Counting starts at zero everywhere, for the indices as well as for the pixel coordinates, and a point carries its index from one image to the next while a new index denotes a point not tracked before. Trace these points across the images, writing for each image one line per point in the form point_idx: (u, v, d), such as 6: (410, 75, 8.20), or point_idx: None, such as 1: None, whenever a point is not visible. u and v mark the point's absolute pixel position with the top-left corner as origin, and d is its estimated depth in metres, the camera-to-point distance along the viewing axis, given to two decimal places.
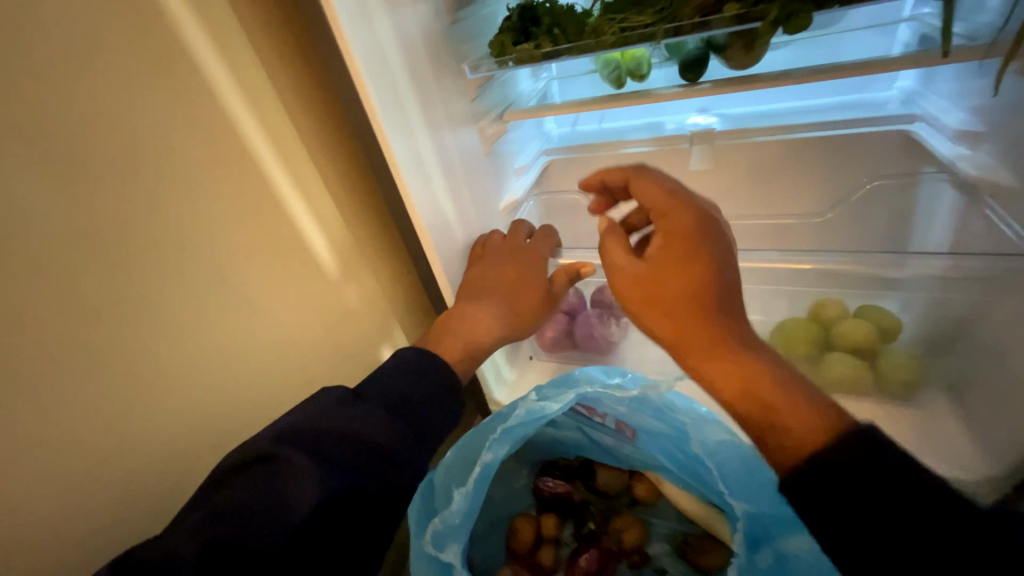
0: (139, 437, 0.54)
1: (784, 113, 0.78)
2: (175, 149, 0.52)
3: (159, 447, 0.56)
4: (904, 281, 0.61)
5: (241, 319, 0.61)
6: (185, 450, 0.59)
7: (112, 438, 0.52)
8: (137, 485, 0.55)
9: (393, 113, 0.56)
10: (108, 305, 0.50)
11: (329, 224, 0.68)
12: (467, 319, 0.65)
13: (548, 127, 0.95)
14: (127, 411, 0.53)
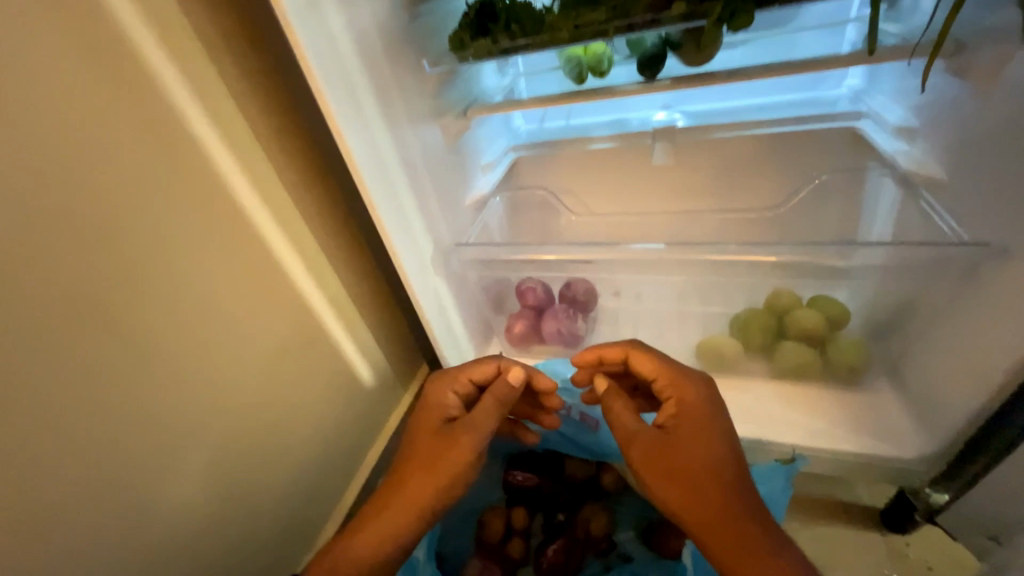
0: (91, 452, 0.51)
1: (744, 110, 0.80)
2: (115, 146, 0.48)
3: (111, 464, 0.53)
4: (849, 268, 0.61)
5: (199, 326, 0.57)
6: (140, 465, 0.55)
7: (61, 454, 0.49)
8: (87, 505, 0.52)
9: (347, 109, 0.56)
10: (51, 310, 0.46)
11: (291, 223, 0.65)
12: (351, 548, 0.55)
13: (517, 123, 0.95)
14: (76, 423, 0.49)
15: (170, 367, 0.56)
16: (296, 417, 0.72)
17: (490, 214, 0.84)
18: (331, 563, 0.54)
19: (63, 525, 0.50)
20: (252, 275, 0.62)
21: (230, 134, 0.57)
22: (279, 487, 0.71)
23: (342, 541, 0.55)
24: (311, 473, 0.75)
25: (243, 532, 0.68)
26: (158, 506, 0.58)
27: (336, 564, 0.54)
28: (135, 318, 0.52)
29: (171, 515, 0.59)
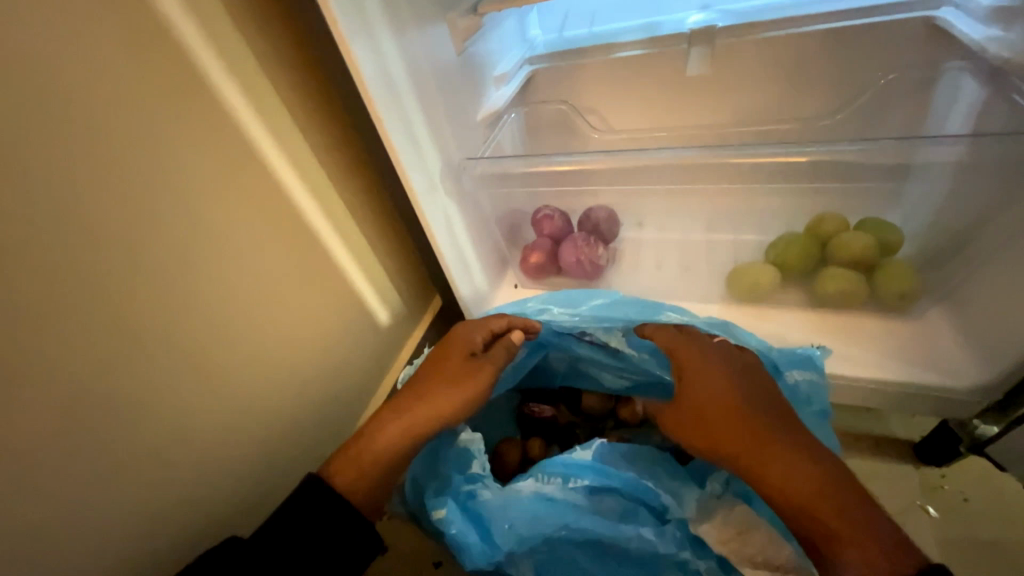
0: (95, 391, 0.45)
1: (799, 5, 0.69)
2: (73, 33, 0.39)
3: (119, 413, 0.47)
4: (915, 169, 0.53)
5: (202, 258, 0.51)
6: (150, 414, 0.50)
7: (59, 394, 0.43)
8: (95, 459, 0.46)
9: (349, 10, 0.47)
10: (25, 225, 0.39)
11: (289, 141, 0.57)
12: (377, 436, 0.54)
13: (533, 34, 0.85)
14: (73, 359, 0.43)
15: (173, 296, 0.49)
16: (314, 356, 0.67)
17: (503, 132, 0.77)
18: (351, 461, 0.53)
19: (74, 481, 0.45)
20: (254, 194, 0.55)
21: (213, 18, 0.47)
22: (301, 430, 0.67)
23: (359, 440, 0.54)
24: (333, 415, 0.71)
25: (269, 476, 0.64)
26: (179, 451, 0.53)
27: (357, 460, 0.53)
28: (126, 239, 0.45)
29: (193, 459, 0.55)
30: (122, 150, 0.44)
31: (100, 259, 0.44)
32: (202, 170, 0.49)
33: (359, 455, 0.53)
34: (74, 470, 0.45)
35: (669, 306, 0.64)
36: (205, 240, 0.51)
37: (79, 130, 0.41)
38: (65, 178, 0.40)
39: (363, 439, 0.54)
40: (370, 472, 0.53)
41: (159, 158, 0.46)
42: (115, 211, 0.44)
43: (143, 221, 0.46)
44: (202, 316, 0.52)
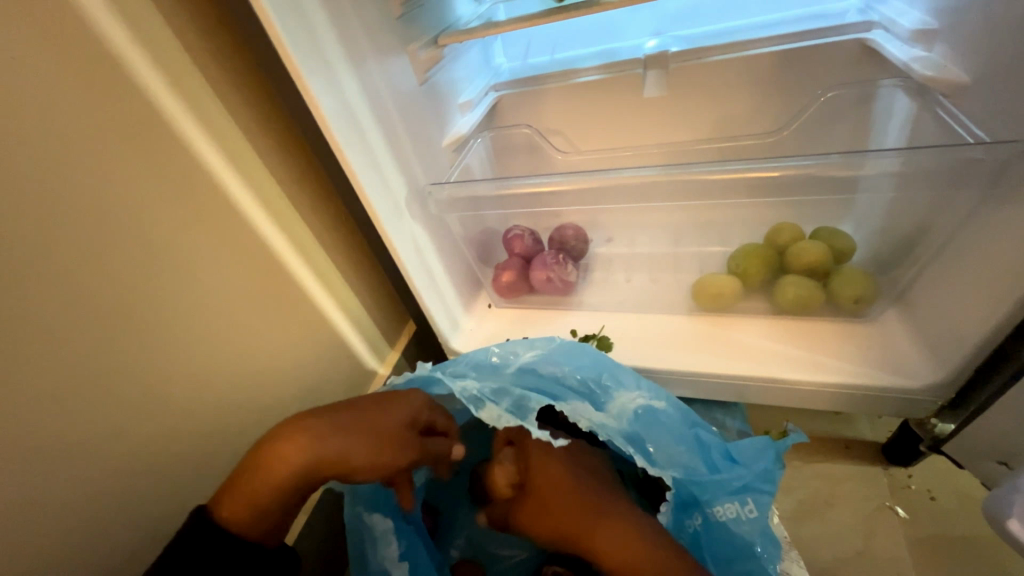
0: (51, 430, 0.44)
1: (741, 30, 0.73)
2: (36, 84, 0.41)
3: (84, 454, 0.46)
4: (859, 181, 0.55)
5: (170, 293, 0.51)
6: (118, 454, 0.49)
7: (11, 435, 0.41)
8: (58, 504, 0.45)
9: (305, 46, 0.49)
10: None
11: (255, 174, 0.58)
12: (272, 460, 0.49)
13: (497, 62, 0.88)
14: (25, 398, 0.42)
15: (133, 329, 0.49)
16: (287, 386, 0.66)
17: (470, 155, 0.79)
18: (241, 500, 0.49)
19: (39, 527, 0.44)
20: (218, 223, 0.55)
21: (173, 64, 0.49)
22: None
23: (253, 465, 0.49)
24: None
25: None
26: (141, 492, 0.51)
27: (239, 503, 0.48)
28: (82, 272, 0.45)
29: (158, 498, 0.53)
30: (79, 183, 0.44)
31: (54, 292, 0.43)
32: (162, 201, 0.50)
33: (248, 496, 0.49)
34: (28, 514, 0.43)
35: (618, 372, 0.59)
36: (168, 270, 0.51)
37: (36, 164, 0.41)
38: (18, 213, 0.40)
39: (260, 471, 0.49)
40: (260, 507, 0.49)
41: (117, 191, 0.46)
42: (71, 245, 0.44)
43: (105, 254, 0.46)
44: (167, 349, 0.52)
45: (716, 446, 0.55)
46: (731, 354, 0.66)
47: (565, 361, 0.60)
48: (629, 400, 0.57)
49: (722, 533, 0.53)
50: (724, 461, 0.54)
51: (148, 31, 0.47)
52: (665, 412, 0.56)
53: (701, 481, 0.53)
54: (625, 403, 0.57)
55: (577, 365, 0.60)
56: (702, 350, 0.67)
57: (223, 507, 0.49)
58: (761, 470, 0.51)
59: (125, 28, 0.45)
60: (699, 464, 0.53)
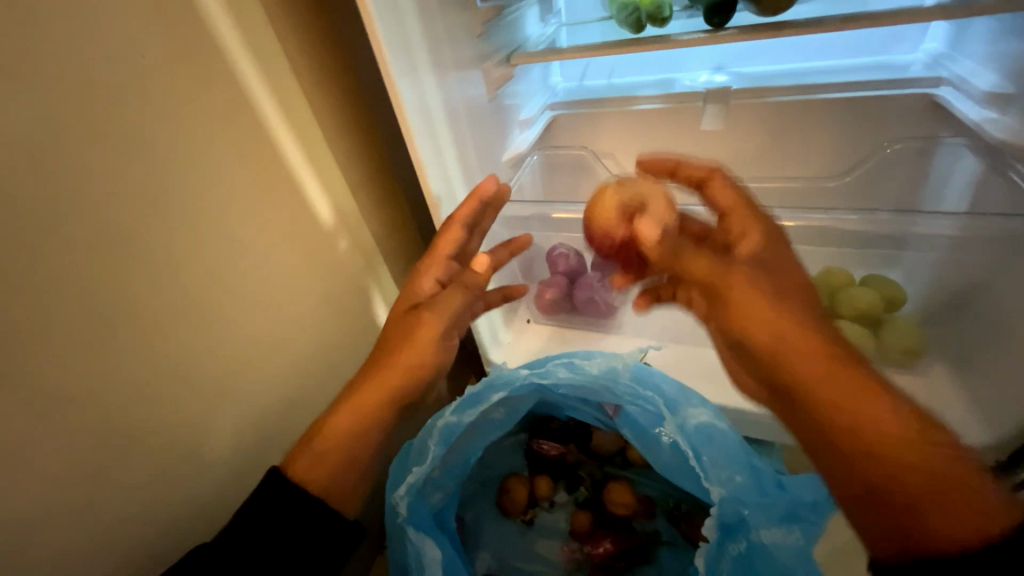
0: (127, 391, 0.49)
1: (801, 74, 0.75)
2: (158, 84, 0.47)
3: (153, 412, 0.51)
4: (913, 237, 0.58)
5: (241, 270, 0.57)
6: (181, 417, 0.54)
7: (94, 394, 0.46)
8: (127, 455, 0.50)
9: (399, 52, 0.51)
10: (77, 229, 0.43)
11: (324, 170, 0.64)
12: (333, 427, 0.55)
13: (554, 80, 0.90)
14: (108, 362, 0.47)
15: (207, 302, 0.54)
16: (319, 371, 0.70)
17: (524, 173, 0.80)
18: (313, 454, 0.54)
19: (108, 473, 0.49)
20: (278, 215, 0.60)
21: (274, 71, 0.56)
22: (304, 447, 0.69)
23: (315, 440, 0.55)
24: None
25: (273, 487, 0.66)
26: (193, 455, 0.56)
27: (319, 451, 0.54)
28: (159, 253, 0.49)
29: (198, 467, 0.57)
30: (180, 168, 0.50)
31: (133, 269, 0.47)
32: (230, 192, 0.55)
33: (326, 447, 0.55)
34: (86, 466, 0.47)
35: (695, 394, 0.54)
36: (230, 255, 0.56)
37: (132, 154, 0.46)
38: (132, 191, 0.46)
39: (313, 443, 0.55)
40: (330, 470, 0.54)
41: (196, 181, 0.51)
42: (171, 220, 0.50)
43: (195, 234, 0.52)
44: (220, 327, 0.56)
45: (770, 469, 0.53)
46: None
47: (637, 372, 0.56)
48: (695, 413, 0.54)
49: (759, 555, 0.50)
50: (775, 486, 0.52)
51: (252, 47, 0.54)
52: (733, 428, 0.53)
53: (753, 502, 0.50)
54: (692, 417, 0.54)
55: (649, 379, 0.55)
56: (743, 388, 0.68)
57: (293, 465, 0.54)
58: (819, 507, 0.51)
59: (234, 42, 0.53)
60: (751, 487, 0.51)
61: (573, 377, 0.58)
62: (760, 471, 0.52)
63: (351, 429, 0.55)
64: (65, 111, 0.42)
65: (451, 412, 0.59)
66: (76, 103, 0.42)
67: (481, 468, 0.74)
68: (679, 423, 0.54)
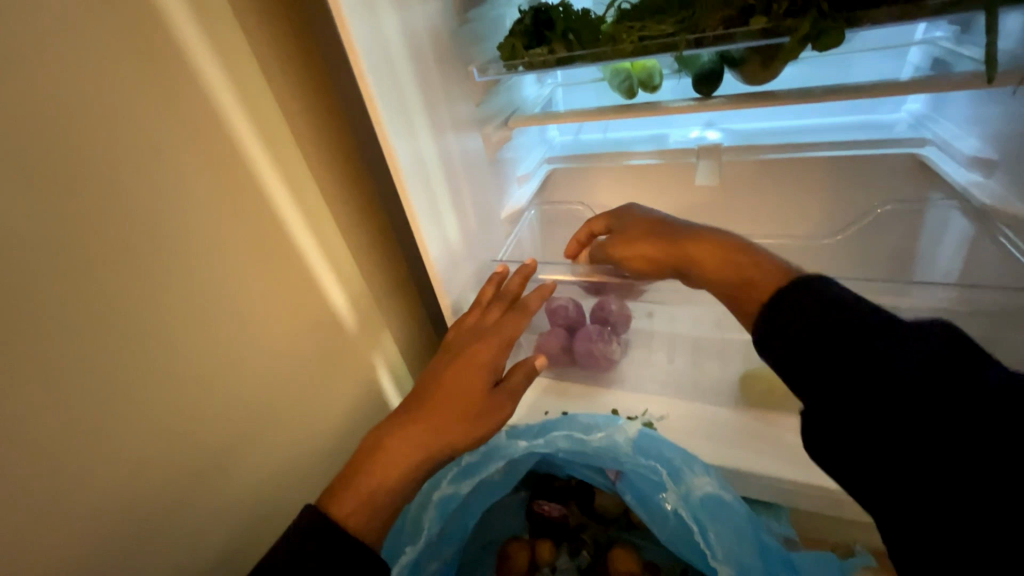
0: (120, 472, 0.46)
1: (790, 132, 0.77)
2: (167, 159, 0.48)
3: (147, 493, 0.48)
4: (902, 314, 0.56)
5: (239, 336, 0.56)
6: (176, 496, 0.51)
7: (85, 478, 0.44)
8: (116, 543, 0.47)
9: (395, 113, 0.53)
10: (77, 300, 0.42)
11: (325, 232, 0.64)
12: (393, 455, 0.50)
13: (550, 134, 0.91)
14: (100, 441, 0.45)
15: (205, 371, 0.52)
16: (325, 437, 0.67)
17: (523, 227, 0.81)
18: (359, 496, 0.48)
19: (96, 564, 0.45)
20: (284, 279, 0.60)
21: (277, 141, 0.58)
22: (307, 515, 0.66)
23: (365, 472, 0.49)
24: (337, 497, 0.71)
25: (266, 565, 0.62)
26: (186, 537, 0.52)
27: (369, 492, 0.48)
28: (160, 325, 0.48)
29: (191, 550, 0.53)
30: (182, 237, 0.50)
31: (132, 344, 0.46)
32: (237, 260, 0.55)
33: (370, 492, 0.48)
34: (73, 558, 0.44)
35: (698, 462, 0.54)
36: (232, 322, 0.55)
37: (134, 228, 0.46)
38: (135, 262, 0.46)
39: (362, 475, 0.49)
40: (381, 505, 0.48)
41: (202, 251, 0.51)
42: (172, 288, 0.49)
43: (195, 302, 0.51)
44: (222, 397, 0.54)
45: (779, 545, 0.51)
46: (777, 455, 0.65)
47: (637, 443, 0.56)
48: (699, 485, 0.53)
49: None
50: (785, 567, 0.50)
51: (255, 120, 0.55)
52: (740, 502, 0.52)
53: None
54: (696, 488, 0.53)
55: (650, 449, 0.55)
56: (748, 448, 0.66)
57: (337, 505, 0.47)
58: None
59: (237, 113, 0.53)
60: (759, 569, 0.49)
61: (572, 448, 0.58)
62: (771, 551, 0.51)
63: (417, 457, 0.50)
64: (75, 186, 0.42)
65: (447, 477, 0.58)
66: (88, 178, 0.43)
67: (481, 531, 0.72)
68: (682, 497, 0.53)
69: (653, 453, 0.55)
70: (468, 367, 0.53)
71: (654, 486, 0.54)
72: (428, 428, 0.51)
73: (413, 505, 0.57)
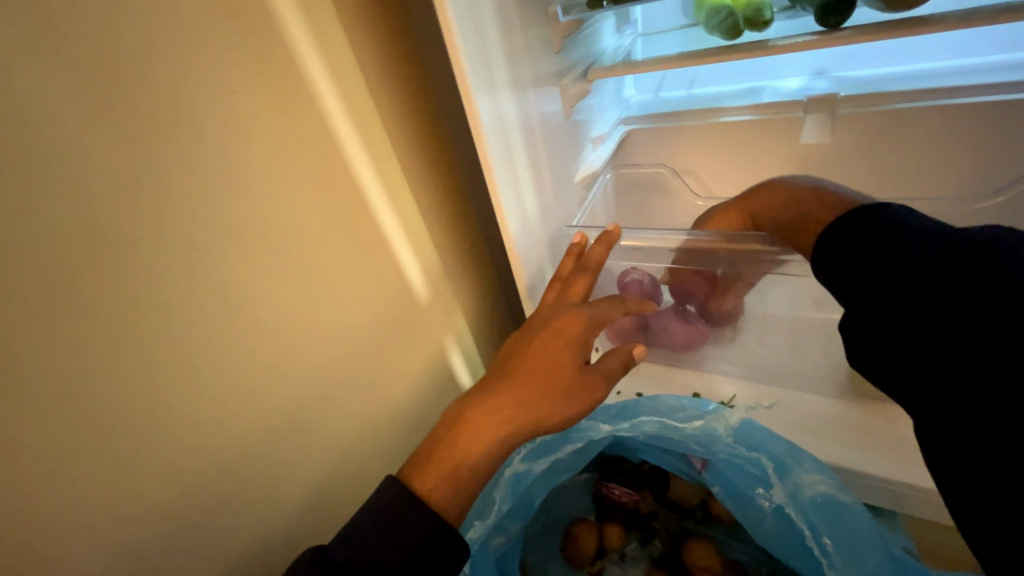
0: (205, 435, 0.45)
1: (926, 77, 0.64)
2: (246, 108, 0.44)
3: (231, 454, 0.47)
4: None
5: (317, 301, 0.52)
6: (259, 458, 0.49)
7: (173, 439, 0.42)
8: (206, 503, 0.46)
9: (478, 65, 0.48)
10: (164, 256, 0.40)
11: (400, 197, 0.59)
12: (476, 432, 0.47)
13: (628, 93, 0.82)
14: (187, 403, 0.43)
15: (285, 336, 0.50)
16: (396, 411, 0.64)
17: (597, 194, 0.74)
18: (440, 468, 0.46)
19: (188, 523, 0.45)
20: (362, 249, 0.56)
21: (356, 92, 0.52)
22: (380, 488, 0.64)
23: (445, 445, 0.47)
24: None
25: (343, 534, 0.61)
26: (268, 501, 0.51)
27: (451, 467, 0.46)
28: (241, 293, 0.45)
29: (275, 514, 0.52)
30: (261, 195, 0.46)
31: (217, 303, 0.44)
32: (318, 220, 0.51)
33: (451, 467, 0.46)
34: (165, 515, 0.43)
35: (809, 458, 0.48)
36: (312, 294, 0.52)
37: (216, 180, 0.42)
38: (216, 218, 0.43)
39: (441, 449, 0.46)
40: (464, 481, 0.46)
41: (282, 217, 0.48)
42: (254, 250, 0.46)
43: (276, 264, 0.48)
44: (301, 369, 0.52)
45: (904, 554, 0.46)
46: (893, 454, 0.56)
47: (738, 435, 0.51)
48: (811, 483, 0.48)
49: None
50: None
51: (338, 76, 0.50)
52: (863, 507, 0.46)
53: None
54: (807, 487, 0.48)
55: (753, 442, 0.50)
56: (861, 444, 0.58)
57: (418, 476, 0.45)
58: None
59: (318, 70, 0.48)
60: None
61: (660, 434, 0.53)
62: (901, 560, 0.46)
63: (501, 436, 0.47)
64: (156, 132, 0.38)
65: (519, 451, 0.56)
66: (169, 124, 0.39)
67: (547, 509, 0.69)
68: (790, 496, 0.48)
69: (756, 446, 0.50)
70: (554, 337, 0.50)
71: (755, 483, 0.50)
72: (512, 405, 0.48)
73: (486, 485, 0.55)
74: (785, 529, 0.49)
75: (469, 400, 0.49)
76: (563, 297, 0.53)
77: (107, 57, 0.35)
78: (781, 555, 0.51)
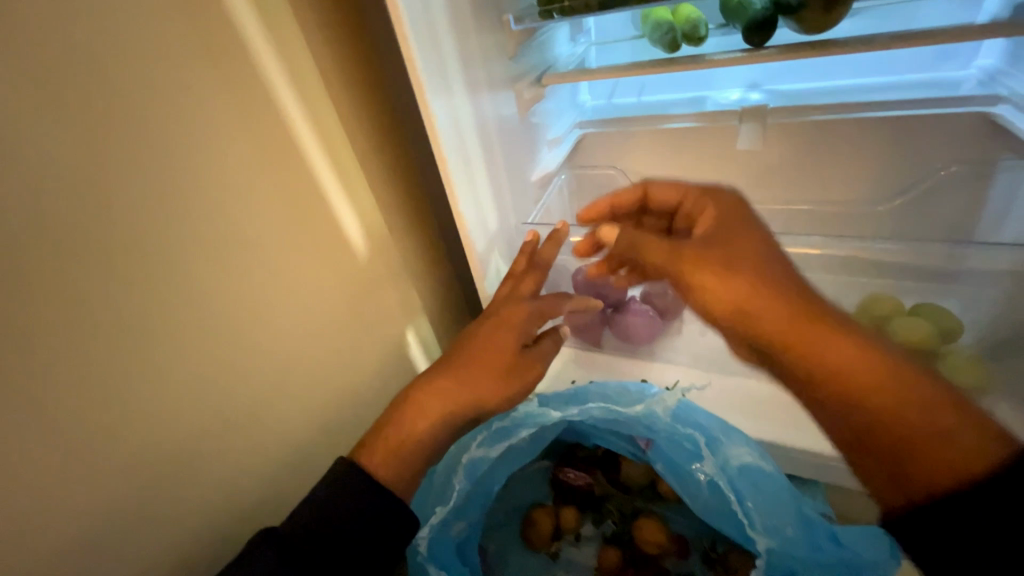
0: (150, 431, 0.44)
1: (842, 92, 0.72)
2: (198, 101, 0.44)
3: (181, 449, 0.47)
4: (961, 274, 0.55)
5: (273, 295, 0.53)
6: (210, 453, 0.49)
7: (118, 434, 0.42)
8: (154, 499, 0.45)
9: (432, 66, 0.50)
10: (106, 247, 0.39)
11: (357, 193, 0.60)
12: (422, 411, 0.49)
13: (583, 98, 0.86)
14: (134, 397, 0.42)
15: (235, 330, 0.49)
16: (354, 405, 0.65)
17: (552, 193, 0.77)
18: (389, 447, 0.47)
19: (133, 520, 0.44)
20: (319, 244, 0.57)
21: (309, 88, 0.52)
22: None
23: (392, 424, 0.48)
24: None
25: None
26: (219, 495, 0.51)
27: (399, 445, 0.48)
28: (190, 286, 0.45)
29: (226, 508, 0.51)
30: (212, 189, 0.46)
31: (162, 296, 0.43)
32: (271, 215, 0.51)
33: (399, 444, 0.48)
34: (106, 512, 0.42)
35: (738, 433, 0.53)
36: (265, 289, 0.52)
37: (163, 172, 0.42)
38: (164, 208, 0.43)
39: (389, 429, 0.48)
40: (412, 458, 0.48)
41: (235, 213, 0.48)
42: (203, 242, 0.46)
43: (229, 256, 0.48)
44: (255, 365, 0.52)
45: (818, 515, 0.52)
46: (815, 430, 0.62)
47: (677, 415, 0.55)
48: (738, 455, 0.53)
49: None
50: (828, 541, 0.50)
51: (295, 73, 0.51)
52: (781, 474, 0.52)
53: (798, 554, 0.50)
54: (735, 458, 0.53)
55: (689, 420, 0.55)
56: (788, 422, 0.63)
57: (366, 453, 0.47)
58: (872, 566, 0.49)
59: (275, 67, 0.49)
60: (798, 540, 0.50)
61: (608, 415, 0.57)
62: (813, 523, 0.51)
63: (447, 416, 0.50)
64: (99, 123, 0.38)
65: (477, 436, 0.59)
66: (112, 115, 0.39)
67: (507, 497, 0.71)
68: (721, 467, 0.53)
69: (692, 424, 0.54)
70: (500, 324, 0.52)
71: (692, 458, 0.54)
72: (457, 387, 0.50)
73: (443, 469, 0.58)
74: (717, 500, 0.54)
75: (418, 382, 0.51)
76: (513, 289, 0.57)
77: (52, 51, 0.35)
78: (713, 524, 0.56)
